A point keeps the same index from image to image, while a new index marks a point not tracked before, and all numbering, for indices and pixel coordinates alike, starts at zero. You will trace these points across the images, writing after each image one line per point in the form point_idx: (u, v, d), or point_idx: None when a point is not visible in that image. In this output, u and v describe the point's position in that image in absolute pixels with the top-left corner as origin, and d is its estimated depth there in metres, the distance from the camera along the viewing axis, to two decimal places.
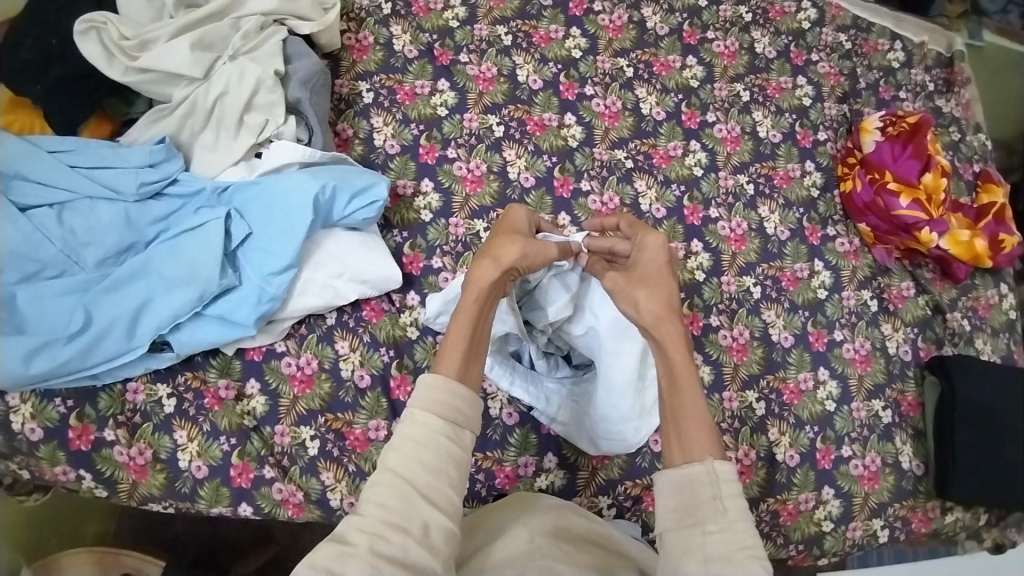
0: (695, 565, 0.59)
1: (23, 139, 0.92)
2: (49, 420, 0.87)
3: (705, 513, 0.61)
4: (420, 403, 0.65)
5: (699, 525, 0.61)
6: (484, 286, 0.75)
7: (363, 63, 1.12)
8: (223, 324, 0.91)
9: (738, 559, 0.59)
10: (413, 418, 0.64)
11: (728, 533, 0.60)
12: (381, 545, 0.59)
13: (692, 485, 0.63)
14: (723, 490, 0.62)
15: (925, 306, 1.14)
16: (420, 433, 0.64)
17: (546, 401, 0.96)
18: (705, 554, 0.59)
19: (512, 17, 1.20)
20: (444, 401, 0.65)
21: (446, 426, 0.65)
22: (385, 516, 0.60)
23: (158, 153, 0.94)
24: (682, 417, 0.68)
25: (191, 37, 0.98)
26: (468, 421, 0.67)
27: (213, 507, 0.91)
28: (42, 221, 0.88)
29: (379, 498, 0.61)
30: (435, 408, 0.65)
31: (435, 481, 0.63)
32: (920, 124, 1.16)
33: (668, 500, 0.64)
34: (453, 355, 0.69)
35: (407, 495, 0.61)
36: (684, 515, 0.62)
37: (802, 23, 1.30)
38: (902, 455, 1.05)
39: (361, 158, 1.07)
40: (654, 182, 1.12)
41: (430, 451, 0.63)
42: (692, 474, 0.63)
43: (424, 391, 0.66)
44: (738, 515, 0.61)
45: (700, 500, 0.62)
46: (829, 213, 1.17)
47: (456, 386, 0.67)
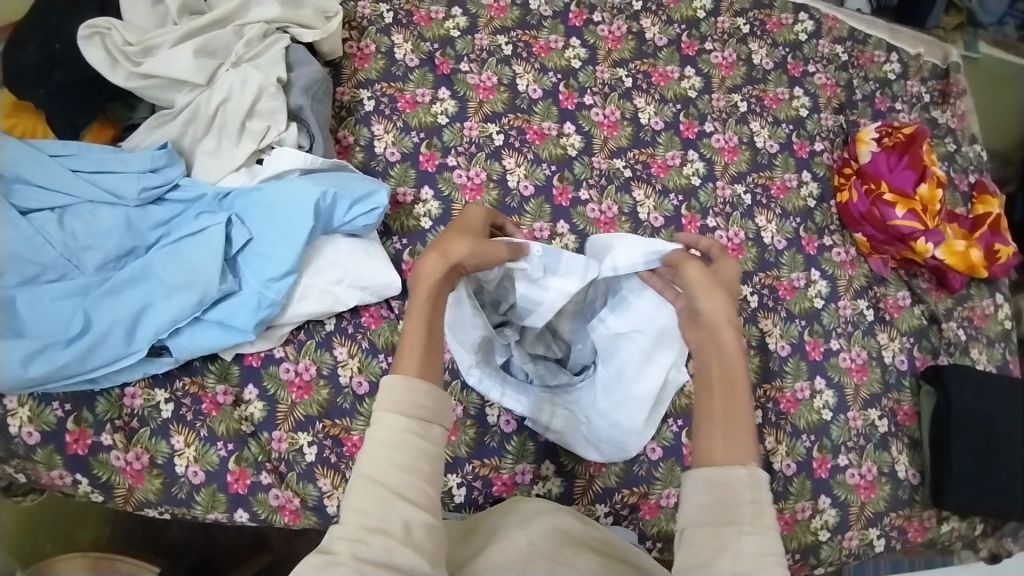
0: (726, 564, 0.58)
1: (26, 143, 0.92)
2: (46, 424, 0.87)
3: (742, 514, 0.61)
4: (384, 405, 0.64)
5: (735, 524, 0.60)
6: (431, 284, 0.72)
7: (364, 71, 1.13)
8: (222, 329, 0.91)
9: (769, 563, 0.58)
10: (379, 420, 0.64)
11: (762, 537, 0.60)
12: (363, 549, 0.58)
13: (729, 485, 0.63)
14: (761, 495, 0.62)
15: (921, 316, 1.15)
16: (388, 434, 0.63)
17: (537, 410, 0.95)
18: (738, 552, 0.58)
19: (512, 27, 1.21)
20: (408, 399, 0.64)
21: (414, 424, 0.64)
22: (364, 521, 0.60)
23: (161, 158, 0.94)
24: (733, 418, 0.67)
25: (195, 44, 0.99)
26: (436, 416, 0.66)
27: (209, 513, 0.90)
28: (43, 224, 0.88)
29: (357, 505, 0.60)
30: (399, 408, 0.64)
31: (409, 479, 0.62)
32: (916, 135, 1.17)
33: (703, 498, 0.63)
34: (412, 355, 0.68)
35: (382, 497, 0.61)
36: (718, 514, 0.61)
37: (799, 34, 1.31)
38: (898, 464, 1.06)
39: (362, 165, 1.07)
40: (652, 191, 1.13)
41: (399, 451, 0.62)
42: (736, 475, 0.63)
43: (388, 393, 0.65)
44: (771, 521, 0.61)
45: (736, 501, 0.62)
46: (826, 223, 1.17)
47: (416, 382, 0.65)
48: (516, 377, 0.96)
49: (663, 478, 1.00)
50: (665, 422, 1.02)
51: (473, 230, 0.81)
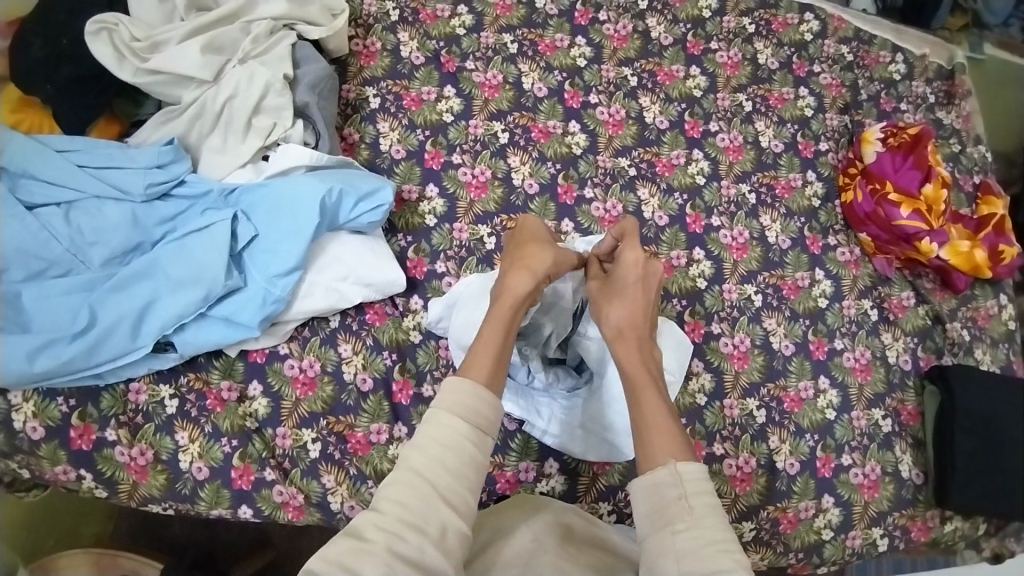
0: (672, 568, 0.60)
1: (32, 138, 0.93)
2: (51, 419, 0.87)
3: (674, 512, 0.63)
4: (445, 405, 0.67)
5: (667, 526, 0.63)
6: (518, 296, 0.80)
7: (370, 69, 1.13)
8: (228, 325, 0.92)
9: (712, 553, 0.60)
10: (439, 420, 0.66)
11: (698, 531, 0.62)
12: (398, 544, 0.59)
13: (657, 488, 0.65)
14: (686, 489, 0.65)
15: (925, 316, 1.15)
16: (445, 434, 0.65)
17: (536, 413, 0.96)
18: (677, 551, 0.61)
19: (518, 25, 1.21)
20: (469, 404, 0.67)
21: (471, 430, 0.66)
22: (403, 515, 0.61)
23: (167, 153, 0.94)
24: (647, 427, 0.72)
25: (201, 40, 0.99)
26: (490, 427, 0.68)
27: (214, 508, 0.91)
28: (49, 219, 0.88)
29: (399, 497, 0.62)
30: (460, 410, 0.66)
31: (455, 483, 0.64)
32: (920, 135, 1.16)
33: (641, 508, 0.66)
34: (484, 359, 0.73)
35: (426, 495, 0.62)
36: (655, 519, 0.64)
37: (804, 34, 1.31)
38: (901, 464, 1.06)
39: (367, 163, 1.08)
40: (657, 190, 1.13)
41: (452, 454, 0.64)
42: (660, 477, 0.66)
43: (451, 393, 0.68)
44: (703, 510, 0.63)
45: (666, 502, 0.64)
46: (830, 222, 1.18)
47: (479, 387, 0.68)
48: (517, 381, 0.97)
49: None
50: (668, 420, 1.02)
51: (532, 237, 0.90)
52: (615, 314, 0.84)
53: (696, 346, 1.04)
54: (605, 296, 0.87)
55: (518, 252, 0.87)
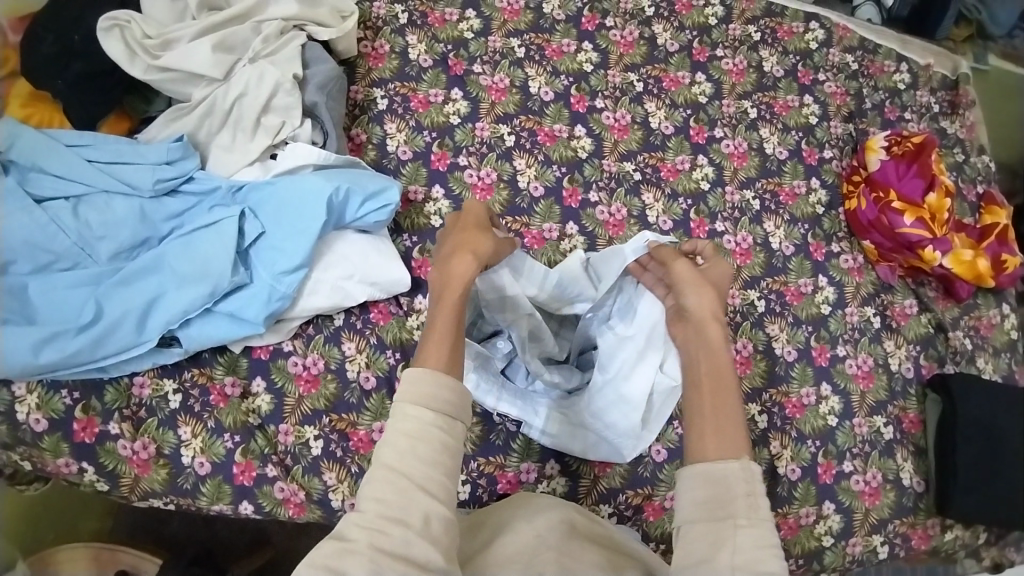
0: (725, 560, 0.59)
1: (42, 133, 0.94)
2: (54, 412, 0.87)
3: (739, 506, 0.62)
4: (409, 397, 0.66)
5: (730, 518, 0.61)
6: (463, 281, 0.80)
7: (378, 70, 1.14)
8: (232, 321, 0.92)
9: (766, 555, 0.59)
10: (404, 412, 0.65)
11: (758, 529, 0.61)
12: (382, 540, 0.59)
13: (725, 481, 0.64)
14: (756, 489, 0.64)
15: (927, 324, 1.15)
16: (413, 426, 0.65)
17: (534, 414, 0.96)
18: (736, 545, 0.59)
19: (526, 30, 1.22)
20: (430, 392, 0.67)
21: (437, 416, 0.66)
22: (384, 510, 0.61)
23: (175, 150, 0.95)
24: (723, 413, 0.71)
25: (212, 39, 1.00)
26: (457, 410, 0.68)
27: (214, 504, 0.91)
28: (58, 213, 0.89)
29: (377, 494, 0.62)
30: (423, 400, 0.66)
31: (432, 472, 0.64)
32: (925, 144, 1.17)
33: (698, 495, 0.64)
34: (439, 346, 0.73)
35: (404, 489, 0.62)
36: (714, 509, 0.62)
37: (810, 43, 1.32)
38: (903, 472, 1.06)
39: (374, 163, 1.08)
40: (661, 195, 1.13)
41: (422, 444, 0.64)
42: (729, 469, 0.65)
43: (412, 385, 0.67)
44: (768, 513, 0.62)
45: (732, 496, 0.63)
46: (834, 230, 1.18)
47: (439, 375, 0.68)
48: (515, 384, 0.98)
49: (668, 480, 0.99)
50: (670, 423, 1.02)
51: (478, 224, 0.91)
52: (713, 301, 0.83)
53: None
54: (698, 281, 0.86)
55: (456, 238, 0.87)
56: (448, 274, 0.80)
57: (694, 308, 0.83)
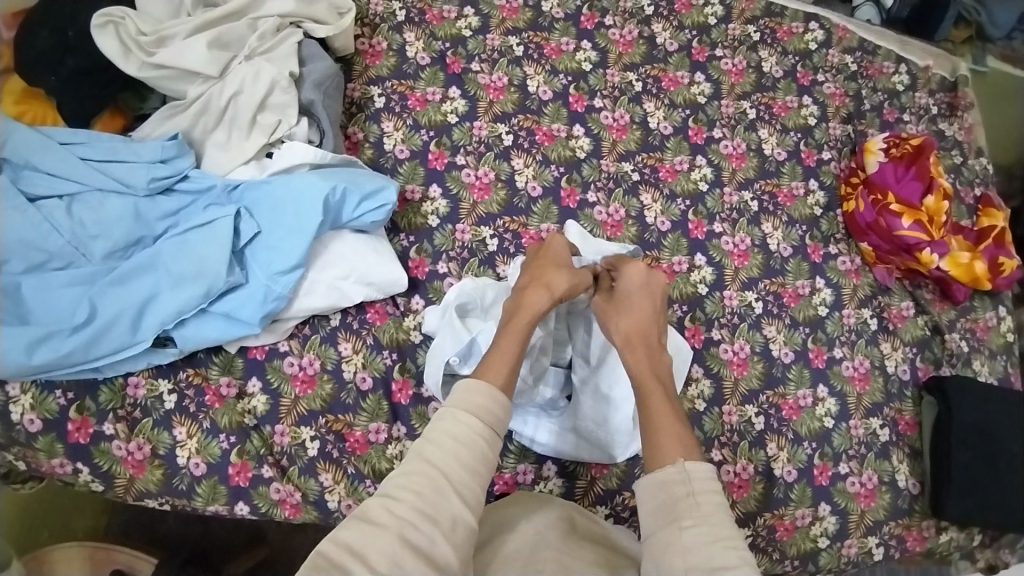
0: (678, 562, 0.63)
1: (36, 130, 0.93)
2: (48, 412, 0.87)
3: (681, 508, 0.66)
4: (457, 403, 0.68)
5: (675, 522, 0.65)
6: (537, 312, 0.84)
7: (375, 68, 1.13)
8: (228, 321, 0.91)
9: (716, 548, 0.63)
10: (454, 417, 0.67)
11: (704, 526, 0.65)
12: (411, 533, 0.60)
13: (667, 486, 0.69)
14: (695, 488, 0.68)
15: (924, 326, 1.15)
16: (461, 431, 0.66)
17: (523, 422, 0.96)
18: (684, 545, 0.63)
19: (524, 28, 1.21)
20: (484, 405, 0.69)
21: (485, 431, 0.68)
22: (418, 504, 0.61)
23: (170, 148, 0.94)
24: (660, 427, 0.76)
25: (208, 36, 0.99)
26: (499, 428, 0.70)
27: (209, 505, 0.90)
28: (52, 212, 0.88)
29: (415, 486, 0.62)
30: (476, 411, 0.68)
31: (468, 479, 0.65)
32: (923, 146, 1.18)
33: (649, 505, 0.69)
34: (497, 370, 0.75)
35: (442, 487, 0.63)
36: (662, 515, 0.67)
37: (809, 43, 1.32)
38: (898, 474, 1.06)
39: (370, 162, 1.08)
40: (660, 195, 1.13)
41: (466, 450, 0.65)
42: (670, 474, 0.69)
43: (468, 394, 0.69)
44: (709, 507, 0.66)
45: (675, 500, 0.67)
46: (832, 231, 1.18)
47: (496, 393, 0.71)
48: None
49: None
50: None
51: (557, 260, 0.92)
52: (626, 323, 0.88)
53: (696, 351, 1.04)
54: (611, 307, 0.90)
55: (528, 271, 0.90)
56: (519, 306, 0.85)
57: (612, 334, 0.89)
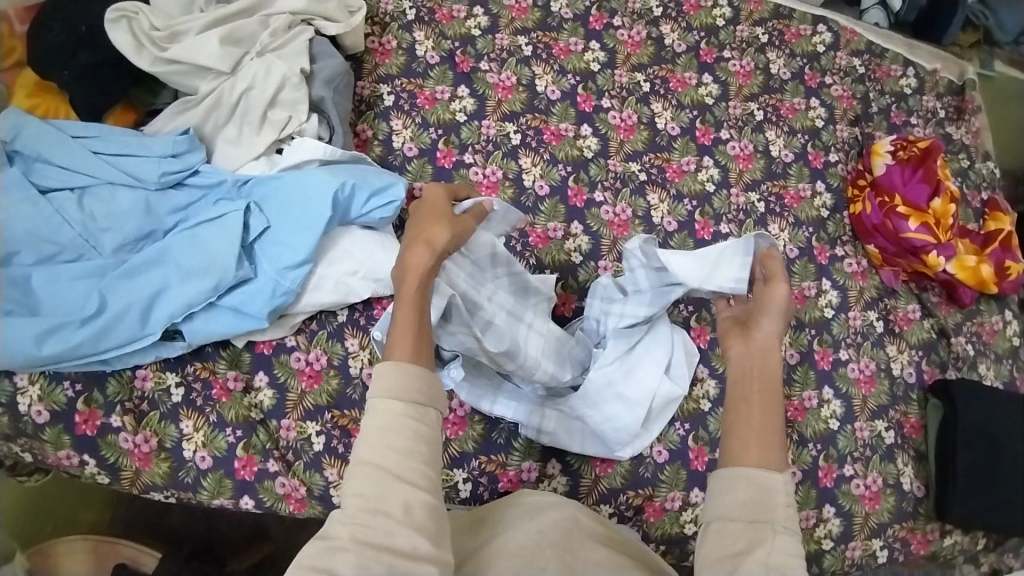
0: (760, 559, 0.59)
1: (48, 124, 0.94)
2: (56, 404, 0.87)
3: (777, 513, 0.62)
4: (379, 393, 0.64)
5: (769, 523, 0.61)
6: (420, 271, 0.76)
7: (385, 66, 1.14)
8: (236, 316, 0.92)
9: (798, 565, 0.60)
10: (375, 407, 0.63)
11: (793, 539, 0.61)
12: (362, 531, 0.58)
13: (765, 486, 0.63)
14: (793, 504, 0.63)
15: (930, 329, 1.15)
16: (386, 418, 0.63)
17: (527, 415, 0.96)
18: (772, 547, 0.60)
19: (533, 28, 1.22)
20: (403, 383, 0.65)
21: (411, 408, 0.64)
22: (364, 503, 0.59)
23: (181, 143, 0.95)
24: (763, 431, 0.68)
25: (220, 32, 1.00)
26: (431, 398, 0.65)
27: (215, 498, 0.91)
28: (63, 205, 0.89)
29: (357, 488, 0.60)
30: (395, 393, 0.64)
31: (407, 461, 0.62)
32: (930, 149, 1.18)
33: (739, 496, 0.63)
34: (404, 338, 0.69)
35: (382, 479, 0.60)
36: (752, 510, 0.62)
37: (817, 46, 1.32)
38: (903, 476, 1.06)
39: (379, 160, 1.08)
40: (666, 195, 1.13)
41: (395, 435, 0.62)
42: (772, 478, 0.64)
43: (381, 380, 0.65)
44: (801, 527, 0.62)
45: (772, 504, 0.63)
46: (838, 233, 1.18)
47: (409, 366, 0.66)
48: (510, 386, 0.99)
49: (669, 481, 0.99)
50: (672, 424, 1.02)
51: (441, 211, 0.86)
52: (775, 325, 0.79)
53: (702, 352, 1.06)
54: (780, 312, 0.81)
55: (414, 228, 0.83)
56: (404, 269, 0.76)
57: (764, 338, 0.78)
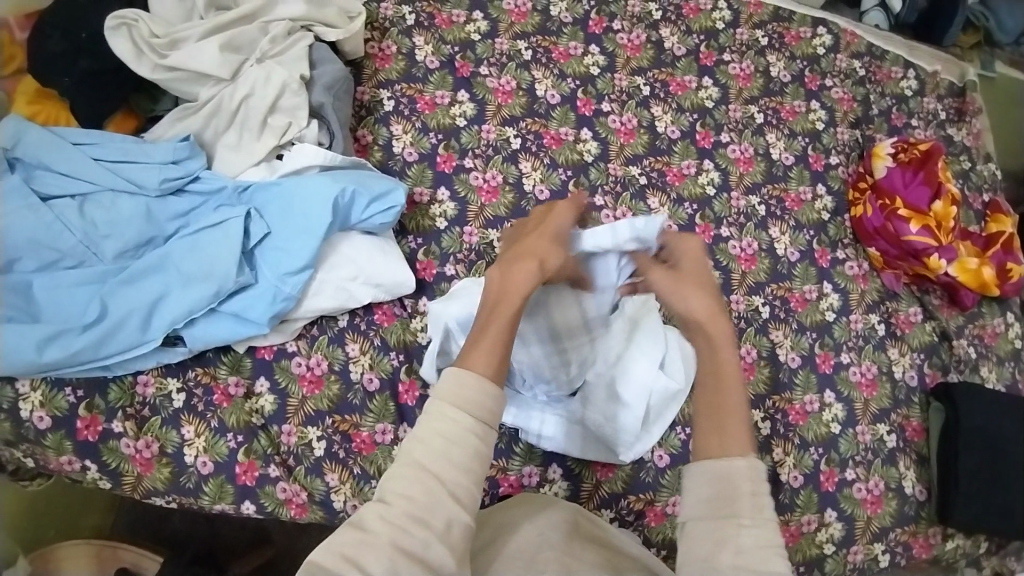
0: (728, 560, 0.56)
1: (50, 130, 0.94)
2: (58, 410, 0.87)
3: (742, 505, 0.58)
4: (447, 399, 0.60)
5: (734, 517, 0.58)
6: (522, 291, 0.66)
7: (385, 71, 1.14)
8: (237, 322, 0.92)
9: (770, 557, 0.57)
10: (441, 413, 0.59)
11: (763, 530, 0.58)
12: (400, 537, 0.56)
13: (730, 478, 0.59)
14: (762, 489, 0.59)
15: (931, 332, 1.15)
16: (448, 428, 0.59)
17: (529, 421, 0.96)
18: (739, 546, 0.56)
19: (533, 32, 1.22)
20: (475, 398, 0.60)
21: (477, 425, 0.59)
22: (409, 508, 0.56)
23: (181, 150, 0.95)
24: (724, 413, 0.63)
25: (220, 39, 1.00)
26: (496, 418, 0.61)
27: (216, 504, 0.91)
28: (64, 211, 0.89)
29: (404, 490, 0.57)
30: (465, 406, 0.59)
31: (461, 478, 0.58)
32: (931, 151, 1.18)
33: (702, 491, 0.60)
34: (486, 354, 0.62)
35: (433, 491, 0.57)
36: (718, 507, 0.59)
37: (817, 48, 1.32)
38: (905, 480, 1.06)
39: (379, 164, 1.08)
40: (666, 199, 1.13)
41: (457, 448, 0.58)
42: (734, 466, 0.60)
43: (451, 387, 0.60)
44: (772, 514, 0.59)
45: (738, 494, 0.59)
46: (839, 236, 1.18)
47: (487, 384, 0.61)
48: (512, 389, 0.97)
49: (670, 485, 0.99)
50: (673, 428, 1.02)
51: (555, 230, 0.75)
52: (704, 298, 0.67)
53: None
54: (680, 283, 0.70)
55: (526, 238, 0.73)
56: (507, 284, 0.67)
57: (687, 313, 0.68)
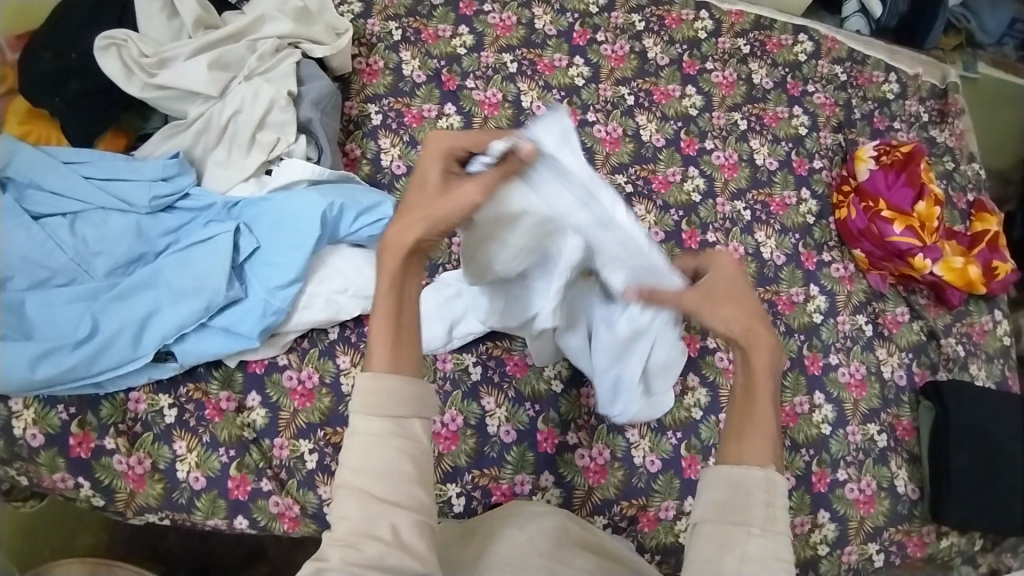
0: (731, 562, 0.59)
1: (41, 150, 0.96)
2: (50, 427, 0.88)
3: (754, 514, 0.61)
4: (360, 410, 0.60)
5: (745, 526, 0.60)
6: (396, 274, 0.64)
7: (372, 86, 1.16)
8: (228, 336, 0.93)
9: (776, 567, 0.59)
10: (357, 427, 0.60)
11: (770, 540, 0.60)
12: (353, 555, 0.56)
13: (746, 485, 0.62)
14: (776, 498, 0.62)
15: (920, 331, 1.15)
16: (368, 439, 0.59)
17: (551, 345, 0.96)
18: (746, 553, 0.59)
19: (518, 45, 1.24)
20: (385, 399, 0.60)
21: (394, 425, 0.60)
22: (352, 527, 0.57)
23: (172, 167, 0.97)
24: (752, 426, 0.66)
25: (208, 58, 1.02)
26: (418, 409, 0.62)
27: (209, 519, 0.91)
28: (55, 230, 0.91)
29: (343, 511, 0.58)
30: (378, 410, 0.60)
31: (394, 484, 0.59)
32: (913, 153, 1.19)
33: (717, 495, 0.62)
34: (382, 349, 0.62)
35: (367, 503, 0.58)
36: (729, 512, 0.61)
37: (799, 55, 1.34)
38: (897, 479, 1.06)
39: (368, 178, 1.10)
40: (653, 207, 1.14)
41: (379, 456, 0.59)
42: (753, 475, 0.62)
43: (358, 395, 0.60)
44: (784, 525, 0.61)
45: (750, 503, 0.61)
46: (825, 239, 1.19)
47: (393, 378, 0.61)
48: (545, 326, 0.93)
49: (662, 490, 1.00)
50: (663, 433, 1.02)
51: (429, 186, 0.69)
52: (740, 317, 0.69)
53: (692, 360, 1.07)
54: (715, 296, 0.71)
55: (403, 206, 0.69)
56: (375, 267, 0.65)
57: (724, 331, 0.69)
